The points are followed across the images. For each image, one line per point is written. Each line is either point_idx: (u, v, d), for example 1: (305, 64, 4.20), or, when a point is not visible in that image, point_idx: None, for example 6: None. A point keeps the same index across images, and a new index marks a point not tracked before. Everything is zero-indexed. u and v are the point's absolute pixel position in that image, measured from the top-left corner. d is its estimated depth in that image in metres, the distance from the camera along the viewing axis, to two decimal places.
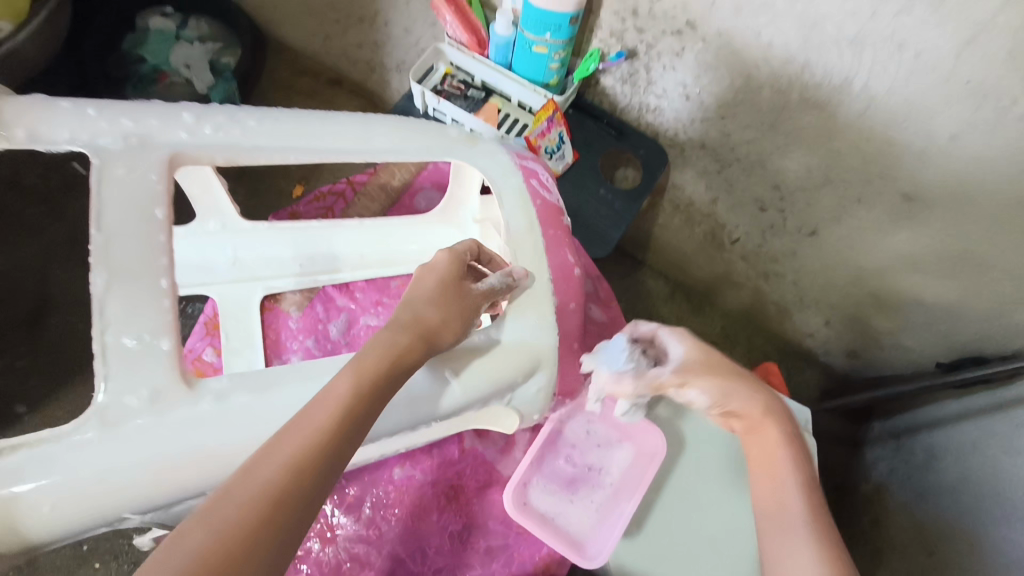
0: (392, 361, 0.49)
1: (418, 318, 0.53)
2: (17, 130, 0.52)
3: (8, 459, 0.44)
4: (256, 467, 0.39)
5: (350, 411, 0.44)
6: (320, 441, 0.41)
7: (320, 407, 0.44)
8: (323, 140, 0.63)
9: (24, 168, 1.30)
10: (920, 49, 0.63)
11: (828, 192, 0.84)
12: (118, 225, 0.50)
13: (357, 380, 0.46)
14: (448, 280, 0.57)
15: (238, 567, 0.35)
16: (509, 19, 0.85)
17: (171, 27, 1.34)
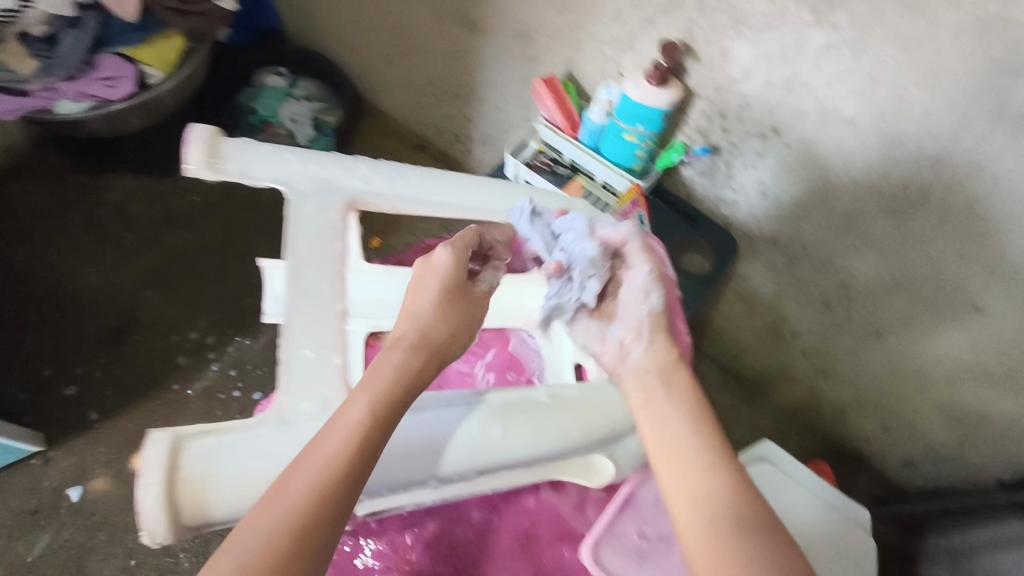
0: (403, 376, 0.50)
1: (426, 334, 0.54)
2: (229, 164, 0.60)
3: (199, 442, 0.45)
4: (279, 498, 0.40)
5: (366, 441, 0.44)
6: (343, 472, 0.42)
7: (337, 434, 0.44)
8: (464, 201, 0.70)
9: (134, 196, 1.42)
10: (999, 173, 0.68)
11: (897, 297, 0.87)
12: (300, 256, 0.58)
13: (377, 396, 0.47)
14: (450, 296, 0.56)
15: (295, 559, 0.38)
16: (604, 109, 0.93)
17: (283, 86, 1.46)
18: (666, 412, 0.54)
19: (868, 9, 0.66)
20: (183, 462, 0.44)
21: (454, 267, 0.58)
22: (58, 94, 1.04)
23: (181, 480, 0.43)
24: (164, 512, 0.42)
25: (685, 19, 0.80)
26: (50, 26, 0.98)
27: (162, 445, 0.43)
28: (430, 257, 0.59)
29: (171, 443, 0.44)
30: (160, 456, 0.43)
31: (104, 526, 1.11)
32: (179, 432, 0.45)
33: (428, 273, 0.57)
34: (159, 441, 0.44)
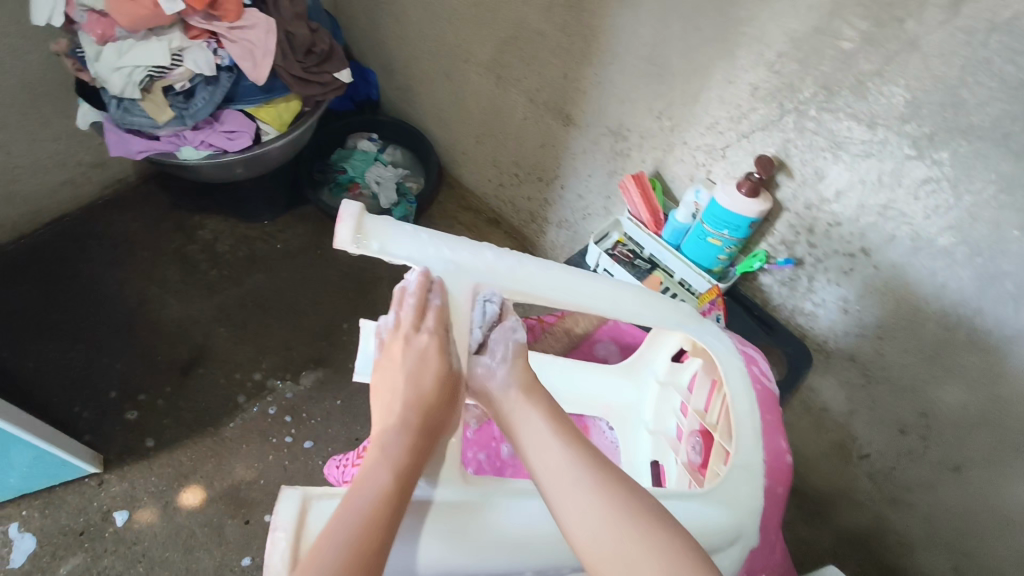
0: (414, 451, 0.54)
1: (427, 419, 0.56)
2: (372, 241, 0.58)
3: (324, 502, 0.50)
4: (317, 556, 0.45)
5: (390, 501, 0.49)
6: (371, 527, 0.47)
7: (362, 494, 0.49)
8: (582, 296, 0.66)
9: (222, 237, 1.50)
10: None
11: (982, 433, 0.83)
12: None
13: (393, 457, 0.52)
14: (445, 376, 0.58)
15: None
16: (690, 211, 0.95)
17: (373, 150, 1.55)
18: (538, 427, 0.57)
19: (973, 150, 0.67)
20: (309, 521, 0.49)
21: (439, 349, 0.59)
22: (182, 141, 1.13)
23: (306, 539, 0.48)
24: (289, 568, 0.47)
25: (780, 139, 0.83)
26: (190, 82, 1.08)
27: (294, 503, 0.49)
28: (414, 339, 0.59)
29: (301, 501, 0.50)
30: (291, 513, 0.49)
31: (143, 558, 1.12)
32: (308, 491, 0.51)
33: (408, 352, 0.58)
34: (291, 499, 0.50)
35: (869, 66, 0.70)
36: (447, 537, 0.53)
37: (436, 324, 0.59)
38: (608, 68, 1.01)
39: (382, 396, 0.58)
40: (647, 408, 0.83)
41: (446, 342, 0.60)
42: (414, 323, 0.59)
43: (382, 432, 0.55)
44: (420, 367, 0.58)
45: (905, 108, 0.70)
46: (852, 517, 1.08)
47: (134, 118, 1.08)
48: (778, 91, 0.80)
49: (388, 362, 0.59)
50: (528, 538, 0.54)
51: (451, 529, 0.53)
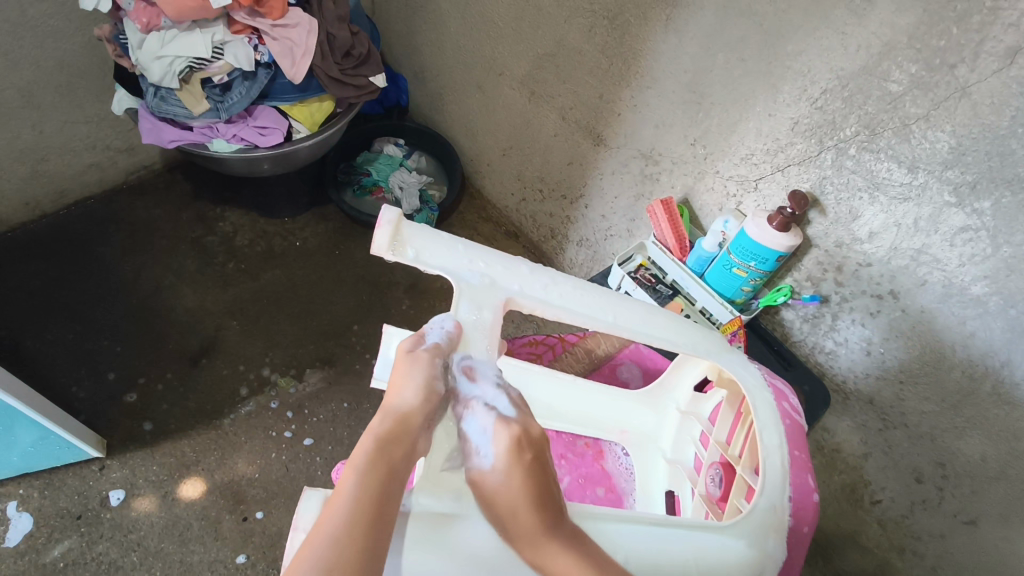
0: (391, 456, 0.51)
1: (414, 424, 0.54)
2: (408, 249, 0.58)
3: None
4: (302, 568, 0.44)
5: (370, 503, 0.48)
6: (350, 536, 0.46)
7: (341, 506, 0.47)
8: (614, 314, 0.66)
9: (241, 231, 1.50)
10: None
11: (1000, 489, 0.80)
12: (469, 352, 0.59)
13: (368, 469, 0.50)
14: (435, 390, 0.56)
15: None
16: (718, 240, 0.95)
17: (399, 155, 1.56)
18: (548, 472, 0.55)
19: (1016, 202, 0.67)
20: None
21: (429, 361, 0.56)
22: (215, 133, 1.15)
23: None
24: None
25: (816, 175, 0.84)
26: (228, 75, 1.10)
27: (314, 504, 0.51)
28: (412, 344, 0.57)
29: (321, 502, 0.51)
30: (311, 512, 0.50)
31: (138, 547, 1.10)
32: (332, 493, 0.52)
33: (402, 363, 0.55)
34: (312, 499, 0.51)
35: (916, 109, 0.71)
36: (432, 549, 0.51)
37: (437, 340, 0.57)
38: (646, 92, 1.01)
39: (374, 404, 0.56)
40: (664, 437, 0.83)
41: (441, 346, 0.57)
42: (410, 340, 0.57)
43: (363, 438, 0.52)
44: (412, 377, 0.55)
45: (949, 153, 0.70)
46: (857, 560, 1.00)
47: (169, 106, 1.10)
48: (818, 127, 0.81)
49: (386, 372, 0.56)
50: None
51: (433, 541, 0.52)
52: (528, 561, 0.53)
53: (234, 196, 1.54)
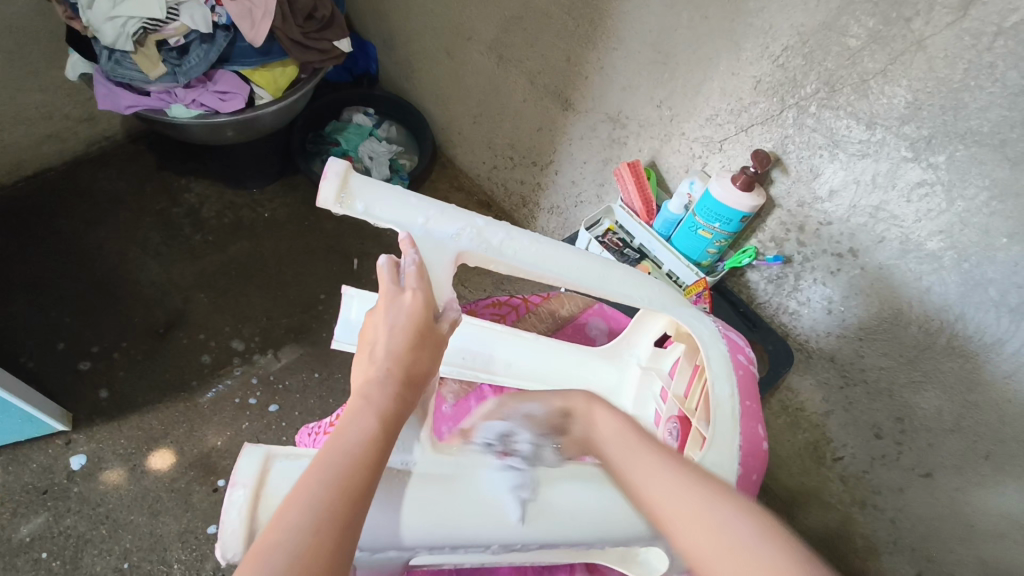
0: (399, 402, 0.50)
1: (417, 387, 0.53)
2: (356, 202, 0.58)
3: (284, 462, 0.48)
4: (300, 501, 0.42)
5: (377, 446, 0.47)
6: (360, 470, 0.45)
7: (351, 438, 0.46)
8: (568, 269, 0.67)
9: (208, 203, 1.47)
10: None
11: (953, 440, 0.82)
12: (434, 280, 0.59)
13: (380, 416, 0.49)
14: (432, 339, 0.54)
15: (332, 522, 0.41)
16: (683, 203, 0.95)
17: (368, 125, 1.53)
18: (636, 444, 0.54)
19: (969, 155, 0.68)
20: (270, 479, 0.47)
21: (425, 307, 0.54)
22: (173, 99, 1.12)
23: (265, 498, 0.46)
24: (246, 526, 0.45)
25: (779, 134, 0.84)
26: (185, 38, 1.07)
27: (255, 461, 0.48)
28: (398, 296, 0.54)
29: (263, 461, 0.48)
30: (252, 470, 0.47)
31: (107, 520, 1.09)
32: (272, 451, 0.49)
33: (392, 308, 0.53)
34: (253, 457, 0.48)
35: (874, 65, 0.71)
36: (424, 507, 0.50)
37: (418, 280, 0.56)
38: (612, 54, 1.00)
39: (357, 354, 0.53)
40: (626, 393, 0.82)
41: (431, 299, 0.56)
42: (393, 280, 0.55)
43: (360, 381, 0.51)
44: (404, 319, 0.53)
45: (906, 108, 0.71)
46: (821, 515, 1.04)
47: (125, 71, 1.06)
48: (780, 85, 0.81)
49: (368, 322, 0.54)
50: (520, 510, 0.52)
51: (431, 502, 0.50)
52: (517, 513, 0.52)
53: (200, 167, 1.51)
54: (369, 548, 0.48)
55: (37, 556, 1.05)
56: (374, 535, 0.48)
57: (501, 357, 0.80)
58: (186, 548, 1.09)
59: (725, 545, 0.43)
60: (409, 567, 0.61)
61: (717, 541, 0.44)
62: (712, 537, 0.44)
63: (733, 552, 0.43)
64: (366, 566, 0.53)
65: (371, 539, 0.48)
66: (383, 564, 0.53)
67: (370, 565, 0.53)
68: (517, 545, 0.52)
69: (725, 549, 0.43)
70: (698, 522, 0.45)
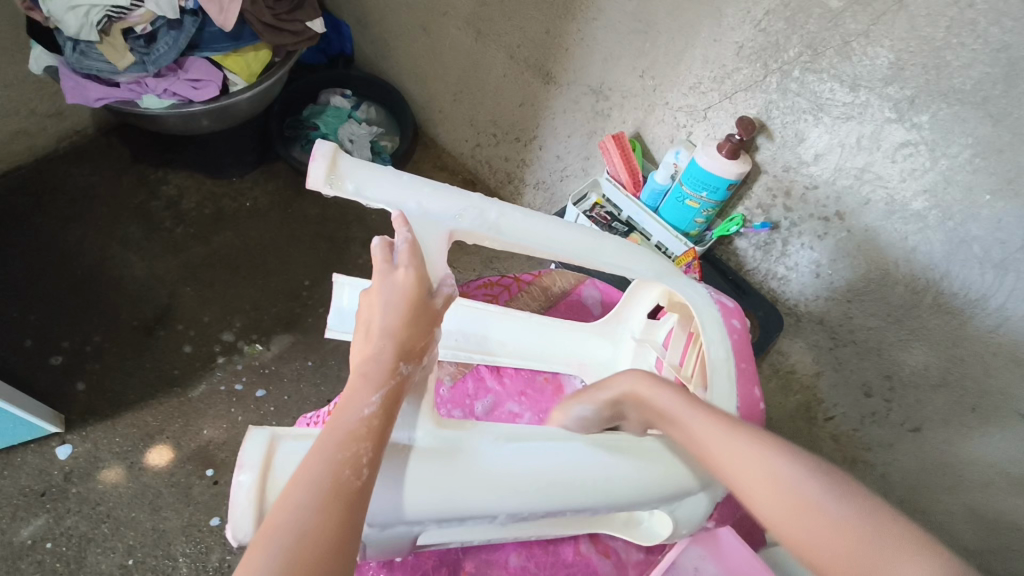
0: (397, 378, 0.49)
1: (414, 362, 0.51)
2: (347, 183, 0.56)
3: (290, 444, 0.47)
4: (305, 481, 0.42)
5: (378, 421, 0.46)
6: (361, 447, 0.44)
7: (349, 416, 0.46)
8: (561, 241, 0.66)
9: (187, 194, 1.44)
10: None
11: (941, 395, 0.85)
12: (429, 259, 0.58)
13: (378, 398, 0.47)
14: (422, 315, 0.52)
15: (334, 501, 0.41)
16: (670, 172, 0.95)
17: (346, 107, 1.49)
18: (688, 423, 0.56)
19: (952, 114, 0.68)
20: (276, 461, 0.46)
21: (419, 283, 0.53)
22: (144, 89, 1.09)
23: (272, 480, 0.45)
24: (255, 507, 0.44)
25: (763, 100, 0.83)
26: (151, 25, 1.04)
27: (260, 444, 0.46)
28: (391, 273, 0.53)
29: (268, 442, 0.47)
30: (257, 452, 0.46)
31: (108, 519, 1.09)
32: (276, 431, 0.48)
33: (385, 285, 0.52)
34: (258, 439, 0.47)
35: (856, 26, 0.70)
36: (428, 480, 0.49)
37: (411, 258, 0.54)
38: (592, 24, 0.99)
39: (354, 333, 0.52)
40: (621, 366, 0.83)
41: (426, 275, 0.54)
42: (386, 256, 0.54)
43: (359, 360, 0.50)
44: (397, 296, 0.52)
45: (888, 69, 0.71)
46: None
47: (92, 62, 1.03)
48: (763, 50, 0.80)
49: (363, 300, 0.53)
50: (525, 475, 0.51)
51: (440, 474, 0.49)
52: (520, 482, 0.51)
53: (176, 157, 1.48)
54: (378, 523, 0.48)
55: (40, 557, 1.05)
56: (382, 510, 0.48)
57: (495, 336, 0.81)
58: (189, 541, 1.09)
59: (792, 493, 0.48)
60: (416, 548, 0.62)
61: (791, 502, 0.48)
62: (784, 501, 0.48)
63: (810, 521, 0.47)
64: (375, 543, 0.53)
65: (379, 514, 0.48)
66: (393, 540, 0.53)
67: (379, 542, 0.53)
68: (524, 514, 0.52)
69: (799, 514, 0.47)
70: (760, 481, 0.50)
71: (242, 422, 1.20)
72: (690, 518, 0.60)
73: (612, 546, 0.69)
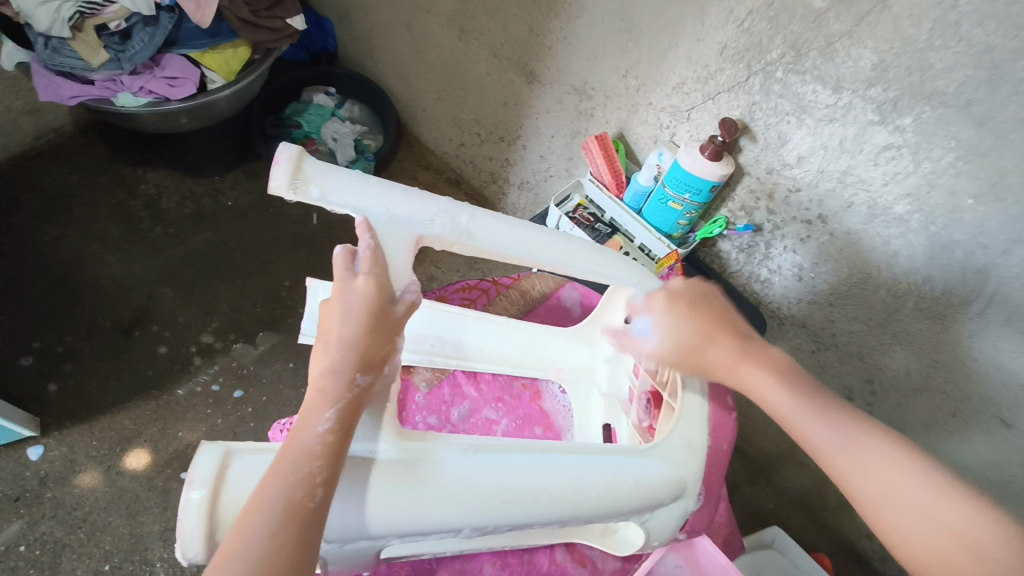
0: (354, 392, 0.49)
1: (374, 372, 0.51)
2: (312, 187, 0.55)
3: (245, 458, 0.46)
4: (261, 505, 0.42)
5: (335, 438, 0.46)
6: (316, 467, 0.44)
7: (306, 434, 0.45)
8: (535, 246, 0.65)
9: (167, 192, 1.42)
10: None
11: (923, 399, 0.84)
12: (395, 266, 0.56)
13: (336, 415, 0.47)
14: (383, 324, 0.52)
15: (290, 527, 0.41)
16: (653, 174, 0.94)
17: (330, 105, 1.47)
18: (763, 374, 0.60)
19: (935, 116, 0.67)
20: (229, 475, 0.45)
21: (380, 292, 0.52)
22: (120, 86, 1.06)
23: (224, 496, 0.44)
24: (205, 526, 0.43)
25: (746, 101, 0.82)
26: (126, 21, 1.01)
27: (212, 458, 0.45)
28: (351, 282, 0.52)
29: (221, 457, 0.45)
30: (210, 466, 0.45)
31: (84, 524, 1.07)
32: (231, 446, 0.46)
33: (345, 295, 0.51)
34: (210, 453, 0.45)
35: (839, 26, 0.69)
36: (390, 495, 0.47)
37: (372, 265, 0.54)
38: (575, 22, 0.97)
39: (314, 343, 0.52)
40: (599, 371, 0.82)
41: (386, 284, 0.53)
42: (347, 264, 0.53)
43: (318, 373, 0.49)
44: (356, 306, 0.51)
45: (871, 71, 0.70)
46: (797, 477, 1.07)
47: (65, 59, 1.00)
48: (746, 51, 0.79)
49: (324, 309, 0.53)
50: (489, 488, 0.50)
51: (403, 488, 0.48)
52: (485, 496, 0.49)
53: (156, 155, 1.45)
54: (338, 539, 0.47)
55: (13, 563, 1.03)
56: (342, 527, 0.46)
57: (471, 341, 0.79)
58: (166, 546, 1.07)
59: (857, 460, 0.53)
60: (383, 561, 0.61)
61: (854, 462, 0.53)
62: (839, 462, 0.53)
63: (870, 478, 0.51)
64: (337, 559, 0.52)
65: (340, 530, 0.47)
66: (354, 555, 0.52)
67: (340, 557, 0.51)
68: (489, 528, 0.51)
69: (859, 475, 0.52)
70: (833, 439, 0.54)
71: (221, 424, 1.19)
72: (662, 528, 0.59)
73: (589, 555, 0.68)
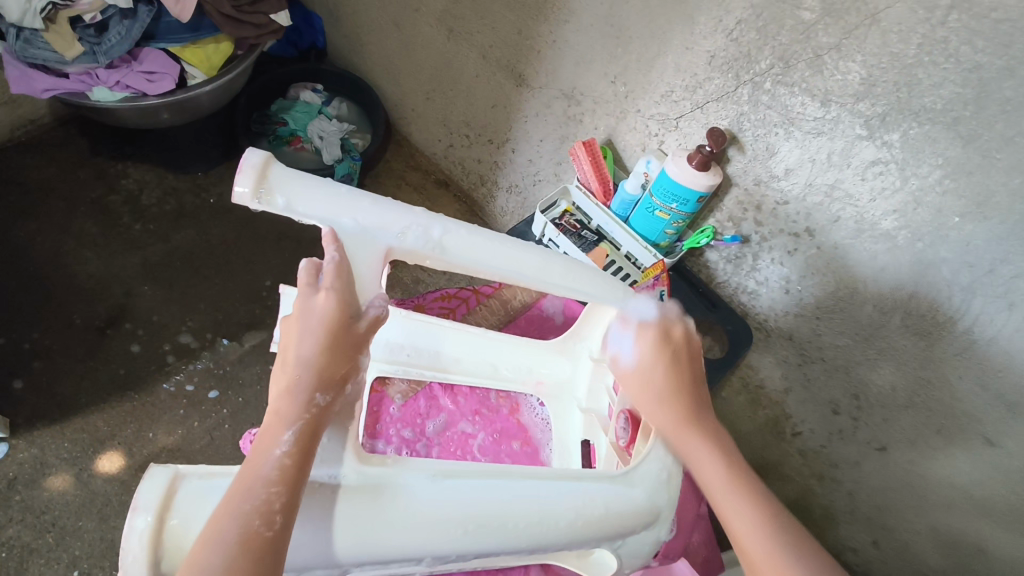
0: (313, 410, 0.48)
1: (334, 392, 0.50)
2: (277, 197, 0.53)
3: (195, 482, 0.45)
4: (213, 539, 0.40)
5: (292, 463, 0.45)
6: (272, 492, 0.42)
7: (263, 461, 0.44)
8: (509, 259, 0.63)
9: (148, 188, 1.39)
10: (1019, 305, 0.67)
11: (908, 416, 0.82)
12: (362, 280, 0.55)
13: (293, 439, 0.46)
14: (344, 343, 0.51)
15: (245, 558, 0.40)
16: (640, 182, 0.92)
17: (316, 102, 1.44)
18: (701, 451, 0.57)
19: (923, 133, 0.66)
20: (176, 502, 0.43)
21: (342, 308, 0.51)
22: (96, 80, 1.04)
23: (170, 524, 0.43)
24: (148, 556, 0.42)
25: (734, 112, 0.81)
26: (102, 14, 0.99)
27: (158, 484, 0.43)
28: (312, 298, 0.51)
29: (169, 481, 0.44)
30: (156, 493, 0.43)
31: (53, 528, 1.05)
32: (180, 469, 0.45)
33: (305, 312, 0.51)
34: (156, 478, 0.44)
35: (828, 39, 0.68)
36: (353, 523, 0.46)
37: (336, 279, 0.52)
38: (564, 27, 0.96)
39: (276, 365, 0.51)
40: (580, 386, 0.80)
41: (350, 299, 0.52)
42: (311, 280, 0.52)
43: (277, 396, 0.48)
44: (316, 322, 0.50)
45: (860, 85, 0.69)
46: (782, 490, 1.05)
47: (38, 51, 0.98)
48: (735, 61, 0.77)
49: (286, 326, 0.52)
50: (455, 516, 0.48)
51: (366, 517, 0.46)
52: (449, 523, 0.48)
53: (137, 151, 1.42)
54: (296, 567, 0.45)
55: None
56: (301, 555, 0.45)
57: (448, 353, 0.78)
58: None
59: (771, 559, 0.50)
60: None
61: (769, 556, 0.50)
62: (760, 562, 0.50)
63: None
64: None
65: (298, 559, 0.45)
66: None
67: None
68: (452, 556, 0.49)
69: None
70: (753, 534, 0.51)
71: (198, 426, 1.16)
72: (635, 553, 0.58)
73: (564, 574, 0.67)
